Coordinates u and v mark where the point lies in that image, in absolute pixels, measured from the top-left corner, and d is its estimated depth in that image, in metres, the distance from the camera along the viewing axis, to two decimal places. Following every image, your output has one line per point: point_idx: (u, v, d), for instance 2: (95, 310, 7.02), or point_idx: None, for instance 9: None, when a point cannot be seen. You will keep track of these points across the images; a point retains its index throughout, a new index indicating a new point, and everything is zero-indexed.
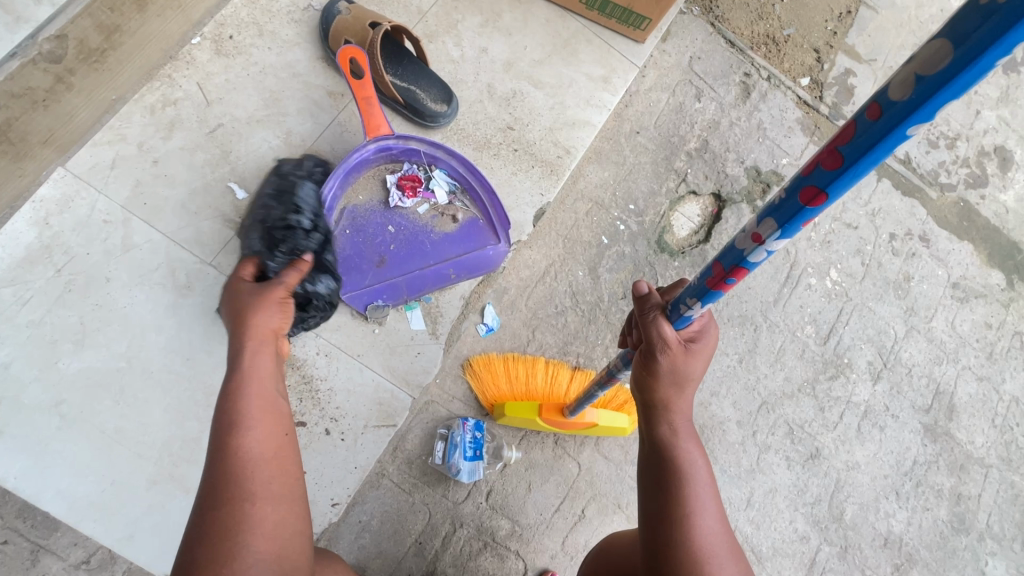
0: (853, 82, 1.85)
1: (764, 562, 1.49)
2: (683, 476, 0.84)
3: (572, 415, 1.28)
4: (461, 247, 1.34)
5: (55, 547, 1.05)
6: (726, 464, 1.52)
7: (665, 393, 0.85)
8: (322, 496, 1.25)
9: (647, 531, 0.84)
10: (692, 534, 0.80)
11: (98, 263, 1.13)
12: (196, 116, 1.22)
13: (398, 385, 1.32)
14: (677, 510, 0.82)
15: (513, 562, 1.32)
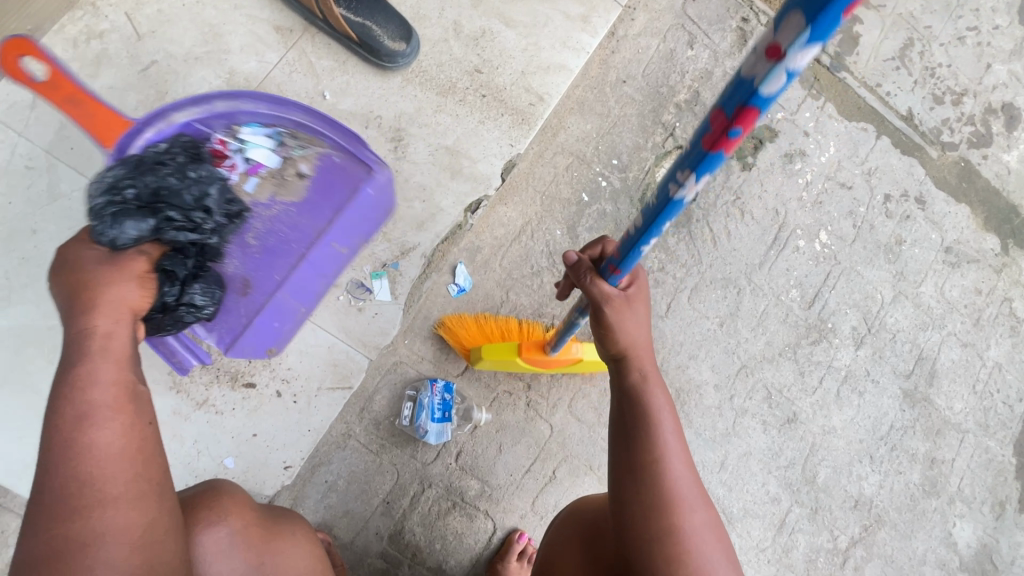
0: (859, 30, 1.76)
1: (734, 523, 1.50)
2: (649, 425, 0.81)
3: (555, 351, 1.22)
4: (334, 211, 1.15)
5: (11, 504, 1.07)
6: (702, 427, 1.51)
7: (627, 338, 0.83)
8: (274, 458, 1.23)
9: (615, 475, 0.83)
10: (661, 481, 0.78)
11: (23, 214, 1.12)
12: (124, 51, 1.16)
13: (354, 347, 1.28)
14: (644, 467, 0.79)
15: (482, 522, 1.33)
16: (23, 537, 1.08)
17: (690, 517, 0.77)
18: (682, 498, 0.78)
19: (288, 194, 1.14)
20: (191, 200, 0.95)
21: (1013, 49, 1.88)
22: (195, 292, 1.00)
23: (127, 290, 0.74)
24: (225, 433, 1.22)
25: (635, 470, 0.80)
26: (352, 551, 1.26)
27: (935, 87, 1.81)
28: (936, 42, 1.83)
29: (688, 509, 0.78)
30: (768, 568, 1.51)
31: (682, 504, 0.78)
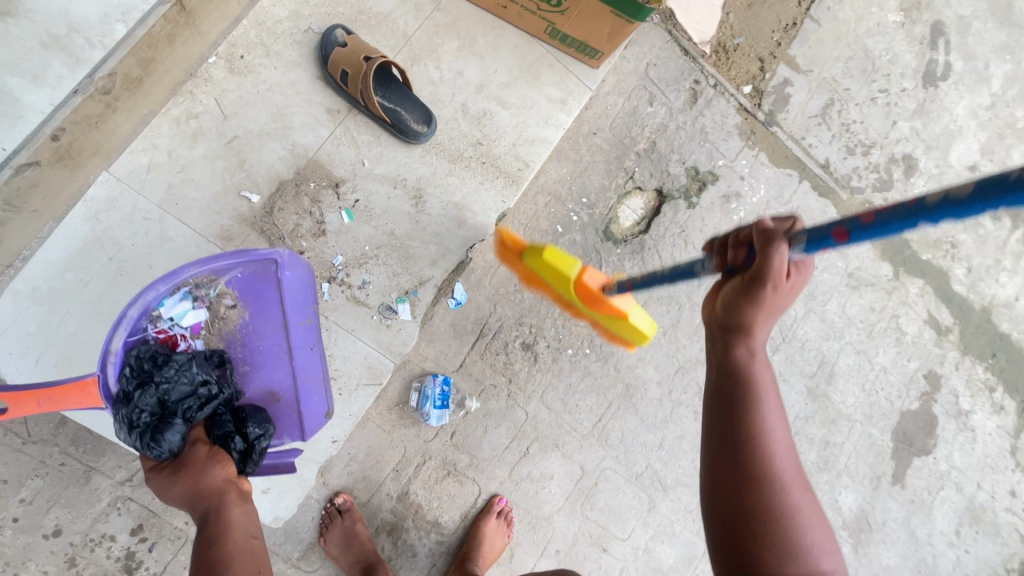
0: (790, 91, 2.13)
1: (668, 489, 1.88)
2: (758, 399, 0.95)
3: (614, 293, 1.43)
4: (278, 303, 1.37)
5: (103, 468, 1.42)
6: (646, 414, 1.88)
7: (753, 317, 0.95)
8: (324, 436, 1.58)
9: (729, 443, 0.93)
10: (772, 451, 0.92)
11: (142, 253, 1.35)
12: (215, 128, 1.41)
13: (383, 353, 1.61)
14: (751, 438, 0.92)
15: (470, 486, 1.69)
16: (111, 494, 1.42)
17: (793, 484, 0.91)
18: (787, 464, 0.92)
19: (228, 322, 1.37)
20: (187, 382, 1.25)
21: (915, 109, 2.30)
22: (249, 431, 1.28)
23: (209, 474, 1.16)
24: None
25: (745, 440, 0.92)
26: (367, 507, 1.61)
27: (849, 141, 2.21)
28: (852, 102, 2.22)
29: (788, 471, 0.91)
30: (694, 527, 1.90)
31: (788, 470, 0.92)
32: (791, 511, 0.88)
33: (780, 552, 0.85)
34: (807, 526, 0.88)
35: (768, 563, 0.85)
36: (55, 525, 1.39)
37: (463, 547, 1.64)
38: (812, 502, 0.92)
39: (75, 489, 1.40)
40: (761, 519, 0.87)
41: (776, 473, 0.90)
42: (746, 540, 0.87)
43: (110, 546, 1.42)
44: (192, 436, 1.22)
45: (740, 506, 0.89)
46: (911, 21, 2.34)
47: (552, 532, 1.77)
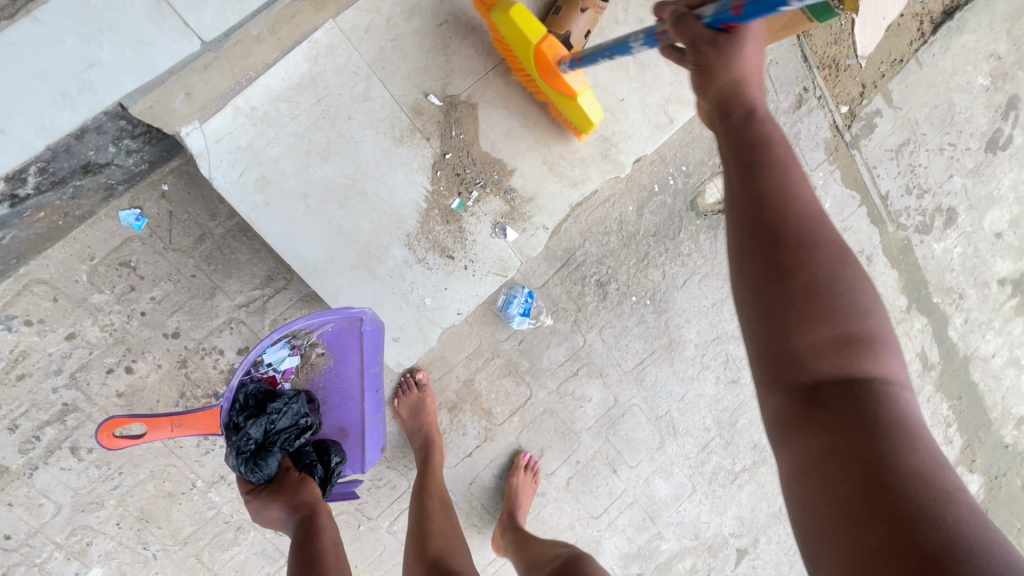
0: (878, 121, 2.32)
1: (677, 434, 2.17)
2: (769, 162, 0.93)
3: (565, 70, 1.35)
4: (359, 355, 1.50)
5: (227, 289, 1.55)
6: (679, 367, 2.13)
7: (723, 81, 1.02)
8: (452, 307, 1.57)
9: (753, 209, 0.90)
10: (795, 215, 0.89)
11: (346, 104, 1.42)
12: (431, 8, 1.45)
13: (514, 252, 1.61)
14: (765, 204, 0.90)
15: (524, 389, 1.91)
16: (228, 314, 1.56)
17: (822, 248, 0.87)
18: (814, 228, 0.89)
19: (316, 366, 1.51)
20: (285, 420, 1.39)
21: (971, 169, 2.55)
22: (332, 457, 1.48)
23: (303, 491, 1.35)
24: (429, 281, 1.54)
25: (764, 204, 0.90)
26: (437, 382, 1.81)
27: (910, 181, 2.44)
28: (924, 147, 2.43)
29: (816, 225, 0.89)
30: (688, 469, 2.21)
31: (814, 231, 0.88)
32: (821, 279, 0.85)
33: (816, 318, 0.84)
34: (840, 287, 0.85)
35: (798, 327, 0.84)
36: (176, 328, 1.53)
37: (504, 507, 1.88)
38: (847, 256, 0.88)
39: (199, 301, 1.53)
40: (795, 292, 0.85)
41: (796, 235, 0.88)
42: (783, 304, 0.85)
43: (218, 359, 1.57)
44: (283, 463, 1.41)
45: (764, 279, 0.87)
46: (996, 88, 2.53)
47: (577, 444, 2.02)
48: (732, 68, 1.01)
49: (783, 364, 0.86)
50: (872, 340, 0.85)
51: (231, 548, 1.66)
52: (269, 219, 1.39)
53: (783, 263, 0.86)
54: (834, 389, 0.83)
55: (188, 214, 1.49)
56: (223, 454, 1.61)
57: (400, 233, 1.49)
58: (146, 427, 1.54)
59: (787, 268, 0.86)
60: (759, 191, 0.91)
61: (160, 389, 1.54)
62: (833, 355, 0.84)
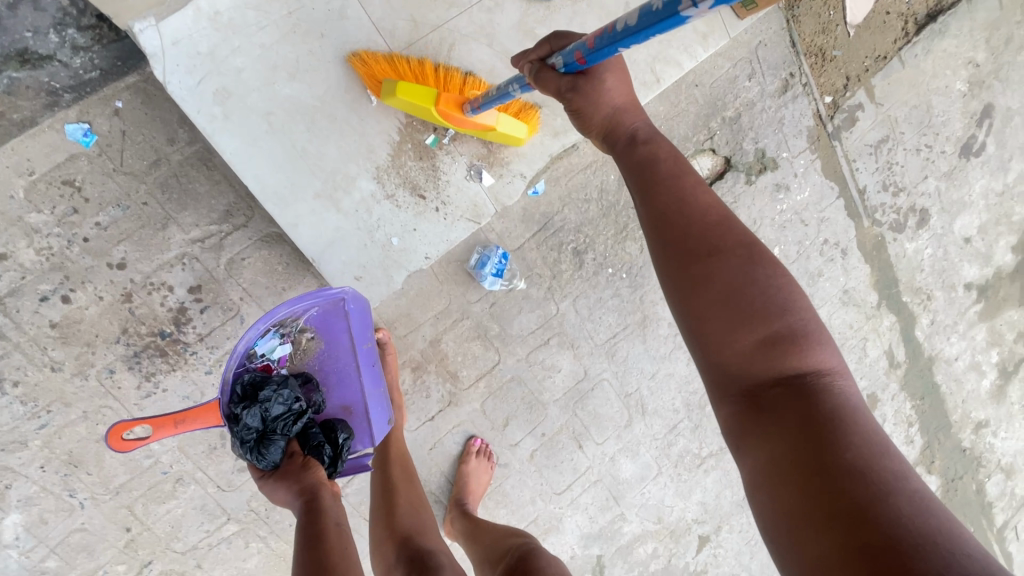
0: (859, 114, 2.34)
1: (646, 413, 2.13)
2: (664, 182, 0.96)
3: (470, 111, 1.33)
4: (347, 333, 1.45)
5: (181, 221, 1.45)
6: (652, 346, 2.09)
7: (603, 111, 1.05)
8: (421, 250, 1.53)
9: (658, 225, 0.93)
10: (698, 223, 0.91)
11: (319, 21, 1.36)
12: None
13: (489, 199, 1.59)
14: (668, 226, 0.92)
15: (492, 354, 1.85)
16: (180, 249, 1.46)
17: (726, 253, 0.87)
18: (719, 234, 0.89)
19: (309, 350, 1.47)
20: (285, 405, 1.33)
21: (944, 172, 2.59)
22: (341, 435, 1.41)
23: (308, 474, 1.30)
24: (397, 219, 1.49)
25: (670, 220, 0.92)
26: (402, 340, 1.74)
27: (887, 178, 2.47)
28: (902, 146, 2.47)
29: (724, 229, 0.90)
30: (654, 451, 2.18)
31: (718, 237, 0.89)
32: (732, 286, 0.85)
33: (733, 328, 0.84)
34: (754, 289, 0.85)
35: (722, 340, 0.84)
36: (122, 258, 1.42)
37: (453, 490, 1.82)
38: (759, 256, 0.88)
39: (149, 231, 1.43)
40: (705, 303, 0.85)
41: (701, 246, 0.88)
42: (706, 318, 0.85)
43: (166, 296, 1.47)
44: (290, 448, 1.34)
45: (679, 300, 0.88)
46: (972, 95, 2.59)
47: (543, 416, 1.96)
48: (606, 93, 1.04)
49: (724, 381, 0.85)
50: (801, 334, 0.83)
51: (168, 501, 1.54)
52: (227, 133, 1.33)
53: (692, 279, 0.87)
54: (777, 396, 0.81)
55: (143, 136, 1.39)
56: (166, 398, 1.51)
57: (368, 162, 1.44)
58: (81, 362, 1.43)
59: (698, 283, 0.86)
60: (661, 212, 0.93)
61: (100, 323, 1.43)
62: (763, 362, 0.83)
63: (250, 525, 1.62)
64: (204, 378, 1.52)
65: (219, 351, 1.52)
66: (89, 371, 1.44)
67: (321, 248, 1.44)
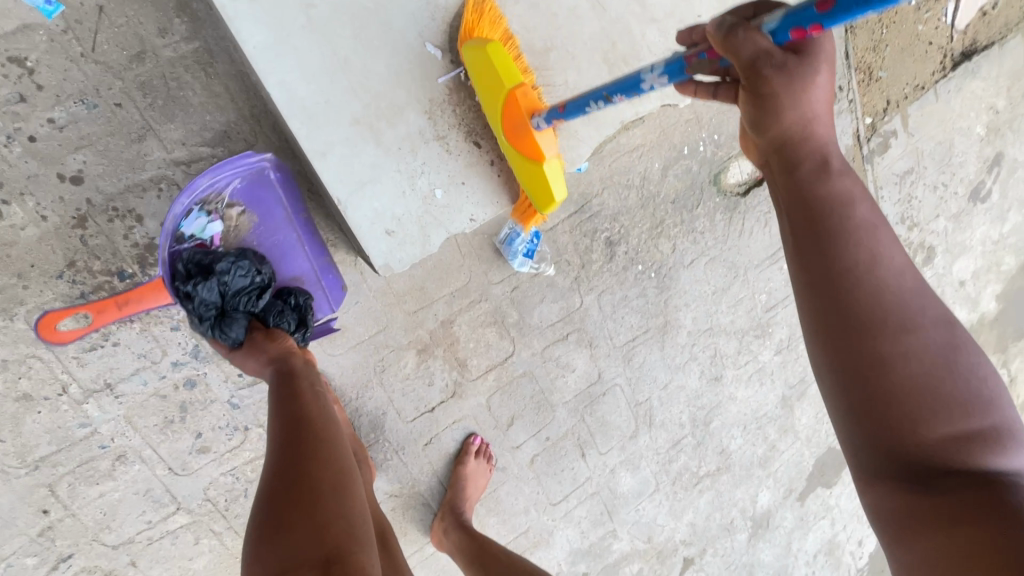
0: (893, 141, 2.30)
1: (652, 426, 1.96)
2: (852, 227, 0.70)
3: (540, 125, 1.17)
4: (281, 204, 1.28)
5: (162, 135, 1.21)
6: (669, 353, 1.93)
7: (792, 120, 0.74)
8: (465, 210, 1.36)
9: (836, 281, 0.68)
10: (891, 289, 0.68)
11: None
12: None
13: None
14: (853, 292, 0.68)
15: (506, 343, 1.65)
16: (157, 169, 1.22)
17: (921, 335, 0.67)
18: (915, 306, 0.68)
19: (244, 227, 1.28)
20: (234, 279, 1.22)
21: (955, 212, 2.58)
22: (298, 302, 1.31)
23: (275, 341, 1.20)
24: (444, 168, 1.32)
25: (861, 278, 0.68)
26: (411, 316, 1.53)
27: (904, 212, 2.45)
28: (922, 180, 2.45)
29: (917, 297, 0.69)
30: (655, 467, 2.00)
31: (913, 310, 0.68)
32: (924, 376, 0.66)
33: (919, 416, 0.65)
34: (948, 374, 0.67)
35: (909, 427, 0.65)
36: (78, 169, 1.18)
37: (447, 494, 1.62)
38: (954, 332, 0.69)
39: (120, 141, 1.19)
40: (896, 385, 0.65)
41: (893, 322, 0.67)
42: (886, 400, 0.66)
43: (132, 227, 1.22)
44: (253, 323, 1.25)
45: (848, 382, 0.67)
46: (987, 140, 2.57)
47: (550, 419, 1.78)
48: (806, 95, 0.72)
49: (888, 463, 0.67)
50: (992, 427, 0.67)
51: (103, 483, 1.30)
52: (256, 22, 1.13)
53: (875, 362, 0.66)
54: (961, 488, 0.65)
55: (128, 21, 1.15)
56: (115, 355, 1.27)
57: (420, 93, 1.27)
58: (6, 301, 1.18)
59: (885, 364, 0.66)
60: (844, 276, 0.68)
61: (38, 251, 1.18)
62: (949, 453, 0.66)
63: (203, 518, 1.39)
64: (168, 335, 1.29)
65: None
66: (16, 311, 1.19)
67: (351, 189, 1.26)
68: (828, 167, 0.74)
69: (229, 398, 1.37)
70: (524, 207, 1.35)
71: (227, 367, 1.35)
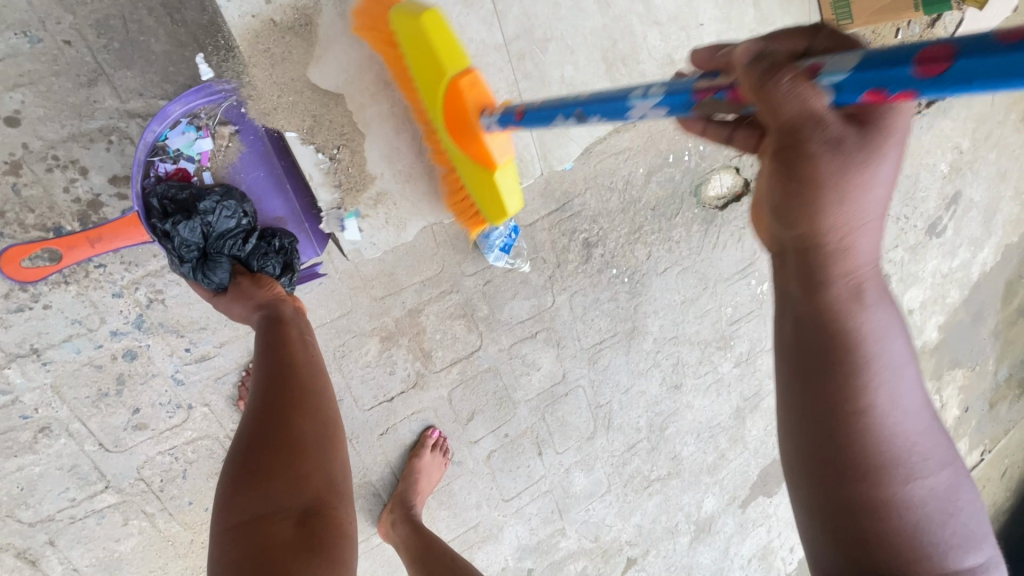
0: None
1: (609, 429, 1.97)
2: (872, 366, 0.65)
3: (490, 127, 1.02)
4: (265, 134, 1.22)
5: (115, 83, 1.12)
6: (633, 359, 1.93)
7: (830, 223, 0.62)
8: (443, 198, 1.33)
9: (844, 413, 0.64)
10: (893, 434, 0.65)
11: None
12: None
13: None
14: (867, 433, 0.65)
15: (473, 337, 1.62)
16: (108, 120, 1.13)
17: (926, 481, 0.66)
18: (915, 452, 0.65)
19: (232, 152, 1.22)
20: (218, 219, 1.15)
21: (914, 243, 2.68)
22: (282, 246, 1.23)
23: (259, 288, 1.16)
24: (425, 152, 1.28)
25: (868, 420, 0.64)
26: (378, 302, 1.48)
27: None
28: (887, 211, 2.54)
29: (918, 445, 0.65)
30: (608, 469, 2.01)
31: (918, 459, 0.66)
32: (921, 521, 0.64)
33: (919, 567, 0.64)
34: (944, 517, 0.65)
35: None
36: (16, 109, 1.08)
37: (399, 485, 1.59)
38: (950, 479, 0.67)
39: (67, 84, 1.09)
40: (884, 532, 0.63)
41: (901, 467, 0.65)
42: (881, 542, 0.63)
43: (75, 180, 1.13)
44: (237, 269, 1.19)
45: (847, 519, 0.65)
46: (950, 178, 2.67)
47: (510, 416, 1.76)
48: (852, 203, 0.62)
49: None
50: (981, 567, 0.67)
51: (23, 456, 1.22)
52: None
53: (875, 504, 0.64)
54: None
55: None
56: (45, 319, 1.18)
57: None
58: None
59: (878, 511, 0.64)
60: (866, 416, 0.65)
61: None
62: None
63: (134, 498, 1.33)
64: (108, 302, 1.21)
65: (137, 271, 1.21)
66: None
67: None
68: (854, 286, 0.66)
69: (173, 373, 1.30)
70: (472, 213, 1.24)
71: (173, 340, 1.28)
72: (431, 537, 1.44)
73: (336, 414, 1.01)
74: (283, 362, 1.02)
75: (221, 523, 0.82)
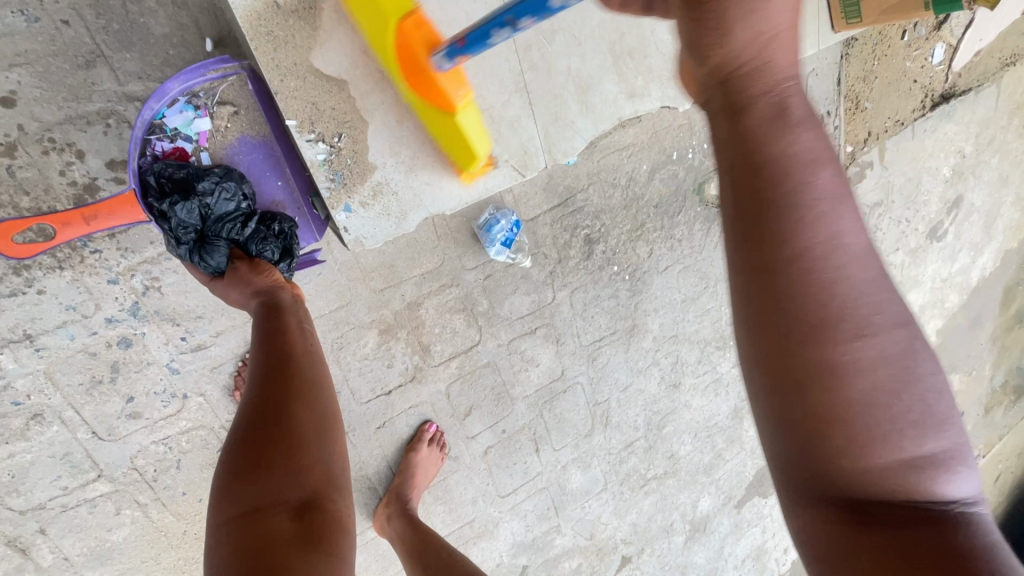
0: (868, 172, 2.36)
1: (607, 426, 1.96)
2: (807, 202, 0.58)
3: (441, 65, 1.04)
4: (266, 117, 1.20)
5: (114, 65, 1.10)
6: (632, 357, 1.92)
7: (743, 42, 0.63)
8: (448, 191, 1.31)
9: (777, 254, 0.58)
10: (837, 280, 0.57)
11: None
12: None
13: (545, 148, 1.37)
14: (808, 279, 0.57)
15: (472, 332, 1.61)
16: (105, 102, 1.11)
17: (876, 339, 0.57)
18: (865, 303, 0.58)
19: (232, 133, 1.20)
20: (216, 202, 1.13)
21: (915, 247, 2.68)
22: (281, 232, 1.22)
23: (257, 275, 1.14)
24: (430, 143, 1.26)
25: (808, 263, 0.57)
26: (377, 294, 1.47)
27: None
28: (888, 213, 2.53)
29: (867, 295, 0.58)
30: (605, 467, 2.01)
31: (869, 310, 0.57)
32: (876, 393, 0.57)
33: (861, 440, 0.57)
34: (904, 390, 0.58)
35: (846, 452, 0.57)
36: (12, 88, 1.06)
37: (396, 479, 1.58)
38: (914, 348, 0.59)
39: (64, 64, 1.07)
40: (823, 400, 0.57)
41: (846, 322, 0.57)
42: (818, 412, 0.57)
43: (71, 163, 1.12)
44: (235, 253, 1.18)
45: (788, 390, 0.59)
46: (952, 182, 2.66)
47: (508, 412, 1.75)
48: (758, 17, 0.61)
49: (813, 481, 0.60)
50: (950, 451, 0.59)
51: (15, 443, 1.21)
52: None
53: (818, 365, 0.57)
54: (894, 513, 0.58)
55: None
56: (39, 305, 1.16)
57: None
58: None
59: (821, 375, 0.57)
60: (798, 255, 0.57)
61: None
62: (894, 488, 0.58)
63: (128, 488, 1.32)
64: (103, 288, 1.19)
65: (134, 257, 1.20)
66: None
67: None
68: (785, 120, 0.62)
69: (168, 361, 1.28)
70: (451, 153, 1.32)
71: (169, 329, 1.26)
72: (427, 530, 1.43)
73: (336, 403, 0.99)
74: (282, 352, 1.00)
75: (219, 515, 0.81)
